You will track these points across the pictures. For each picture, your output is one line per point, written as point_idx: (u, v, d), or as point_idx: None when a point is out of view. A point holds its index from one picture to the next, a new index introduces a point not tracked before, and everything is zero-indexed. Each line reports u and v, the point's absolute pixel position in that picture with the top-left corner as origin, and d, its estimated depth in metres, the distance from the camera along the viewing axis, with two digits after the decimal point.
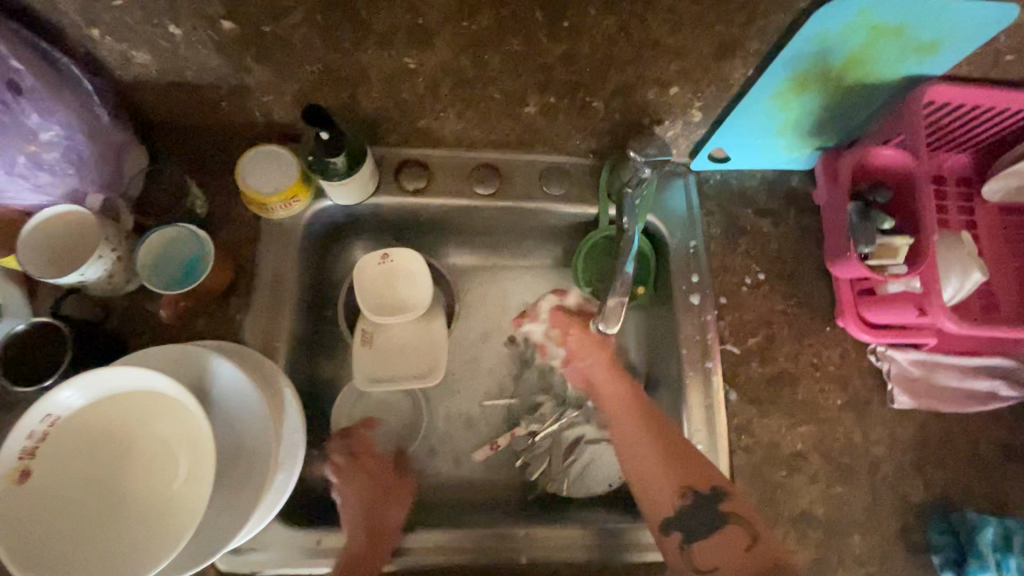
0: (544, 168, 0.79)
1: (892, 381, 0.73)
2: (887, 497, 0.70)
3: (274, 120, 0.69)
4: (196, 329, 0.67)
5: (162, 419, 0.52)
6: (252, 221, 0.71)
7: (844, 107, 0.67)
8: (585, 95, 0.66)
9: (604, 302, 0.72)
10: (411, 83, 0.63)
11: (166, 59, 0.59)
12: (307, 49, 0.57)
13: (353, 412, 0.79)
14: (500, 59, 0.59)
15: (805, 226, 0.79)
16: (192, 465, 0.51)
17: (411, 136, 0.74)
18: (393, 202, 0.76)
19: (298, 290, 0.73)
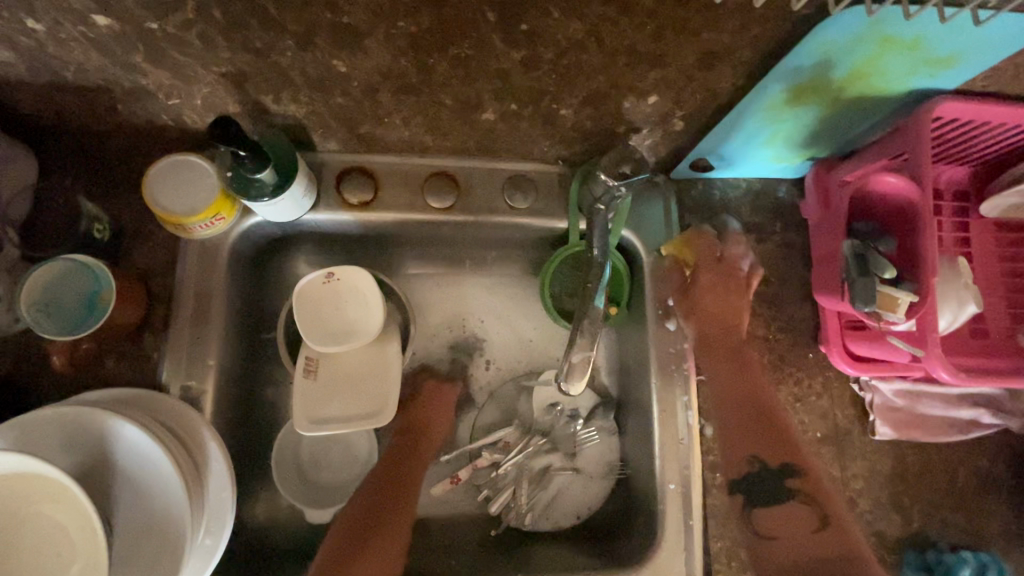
0: (508, 177, 0.70)
1: (875, 412, 0.69)
2: (862, 534, 0.67)
3: (187, 125, 0.59)
4: (105, 372, 0.58)
5: (49, 501, 0.45)
6: (168, 243, 0.62)
7: (842, 119, 0.59)
8: (551, 103, 0.57)
9: (569, 357, 0.64)
10: (345, 87, 0.53)
11: (34, 58, 0.48)
12: (209, 48, 0.47)
13: (300, 447, 0.72)
14: (448, 64, 0.50)
15: (790, 242, 0.73)
16: (86, 552, 0.44)
17: (353, 141, 0.64)
18: (335, 216, 0.67)
19: (227, 320, 0.64)
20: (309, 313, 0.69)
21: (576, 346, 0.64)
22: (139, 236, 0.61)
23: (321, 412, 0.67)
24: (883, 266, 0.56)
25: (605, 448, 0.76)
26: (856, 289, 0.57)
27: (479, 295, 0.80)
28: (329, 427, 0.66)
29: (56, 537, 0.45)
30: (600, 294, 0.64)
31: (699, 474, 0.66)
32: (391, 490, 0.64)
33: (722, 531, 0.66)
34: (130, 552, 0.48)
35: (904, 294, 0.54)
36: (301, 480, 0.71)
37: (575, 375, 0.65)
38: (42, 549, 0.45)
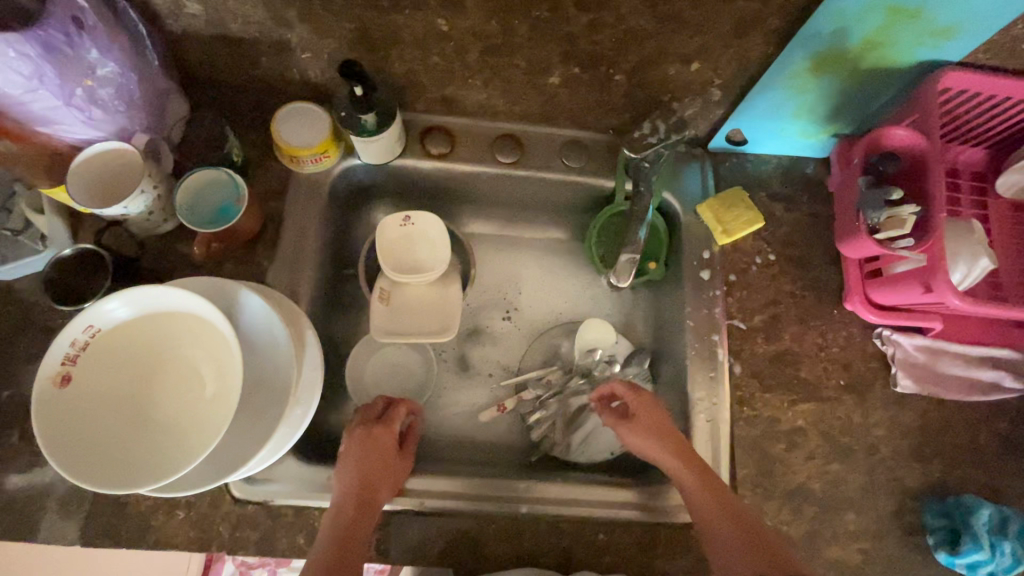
0: (564, 142, 0.81)
1: (896, 365, 0.74)
2: (883, 478, 0.71)
3: (310, 79, 0.73)
4: (223, 271, 0.70)
5: (193, 343, 0.55)
6: (282, 175, 0.75)
7: (861, 91, 0.68)
8: (608, 68, 0.68)
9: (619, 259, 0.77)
10: (442, 47, 0.66)
11: (214, 11, 0.62)
12: (347, 6, 0.61)
13: (366, 367, 0.81)
14: (528, 27, 0.62)
15: (816, 212, 0.81)
16: (218, 385, 0.54)
17: (437, 102, 0.77)
18: (417, 164, 0.79)
19: (321, 243, 0.76)
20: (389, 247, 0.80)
21: (625, 249, 0.77)
22: (260, 167, 0.74)
23: (392, 330, 0.77)
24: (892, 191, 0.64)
25: None
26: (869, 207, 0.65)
27: (529, 252, 0.90)
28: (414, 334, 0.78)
29: (196, 371, 0.55)
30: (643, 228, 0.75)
31: (726, 407, 0.72)
32: (377, 474, 0.64)
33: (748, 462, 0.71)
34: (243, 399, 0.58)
35: (908, 211, 0.62)
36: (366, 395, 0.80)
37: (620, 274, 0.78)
38: (181, 382, 0.55)
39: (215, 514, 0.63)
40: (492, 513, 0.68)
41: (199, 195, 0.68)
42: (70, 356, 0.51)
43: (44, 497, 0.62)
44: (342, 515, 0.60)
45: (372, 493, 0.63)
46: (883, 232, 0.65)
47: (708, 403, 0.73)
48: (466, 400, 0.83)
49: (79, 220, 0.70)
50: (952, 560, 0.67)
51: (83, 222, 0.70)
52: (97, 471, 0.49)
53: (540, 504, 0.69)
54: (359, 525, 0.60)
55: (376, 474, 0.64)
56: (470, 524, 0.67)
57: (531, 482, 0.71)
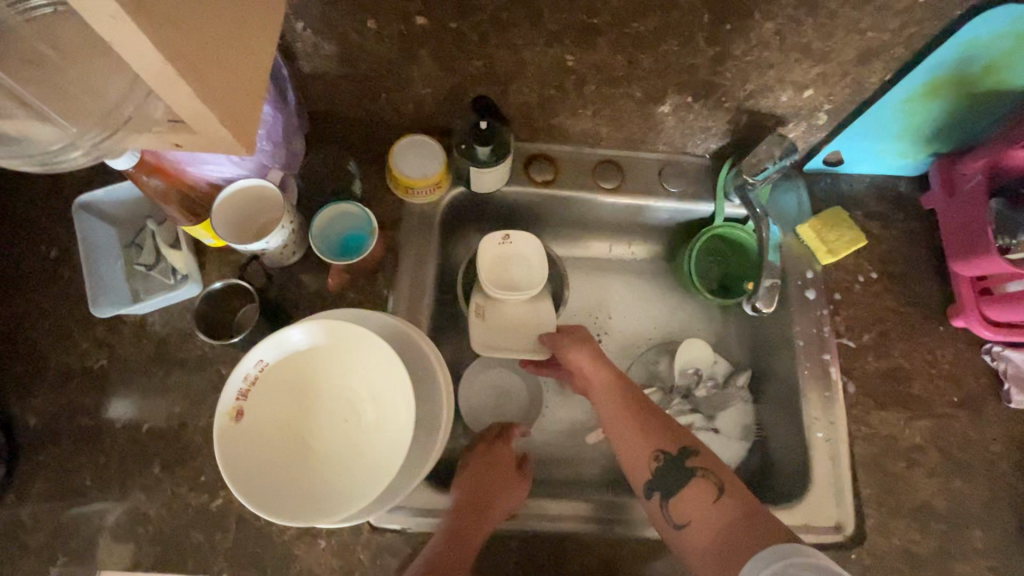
0: (661, 166, 0.83)
1: (1010, 381, 0.74)
2: (1005, 494, 0.71)
3: (425, 112, 0.75)
4: (347, 301, 0.72)
5: (353, 374, 0.56)
6: (395, 205, 0.77)
7: (970, 113, 0.70)
8: (721, 95, 0.70)
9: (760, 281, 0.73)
10: (562, 80, 0.69)
11: (351, 52, 0.65)
12: (481, 44, 0.63)
13: (473, 391, 0.83)
14: (653, 59, 0.65)
15: (914, 229, 0.82)
16: (378, 416, 0.55)
17: (542, 131, 0.79)
18: (521, 192, 0.81)
19: (434, 270, 0.77)
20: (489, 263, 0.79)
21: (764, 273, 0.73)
22: (375, 198, 0.76)
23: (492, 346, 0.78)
24: None
25: (741, 413, 0.84)
26: (1017, 228, 0.66)
27: (619, 273, 0.91)
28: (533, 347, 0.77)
29: (355, 401, 0.56)
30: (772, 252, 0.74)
31: (843, 426, 0.73)
32: (501, 478, 0.68)
33: (869, 480, 0.71)
34: None
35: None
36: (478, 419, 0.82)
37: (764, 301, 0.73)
38: (340, 412, 0.56)
39: (358, 542, 0.64)
40: (554, 539, 0.68)
41: (326, 227, 0.70)
42: (242, 391, 0.52)
43: (190, 527, 0.63)
44: (459, 516, 0.63)
45: (490, 497, 0.66)
46: (1018, 251, 0.66)
47: (825, 423, 0.73)
48: (570, 422, 0.84)
49: (205, 254, 0.72)
50: None
51: (209, 256, 0.71)
52: (279, 504, 0.50)
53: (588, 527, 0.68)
54: (476, 529, 0.62)
55: (498, 479, 0.68)
56: (536, 545, 0.67)
57: (543, 498, 0.70)
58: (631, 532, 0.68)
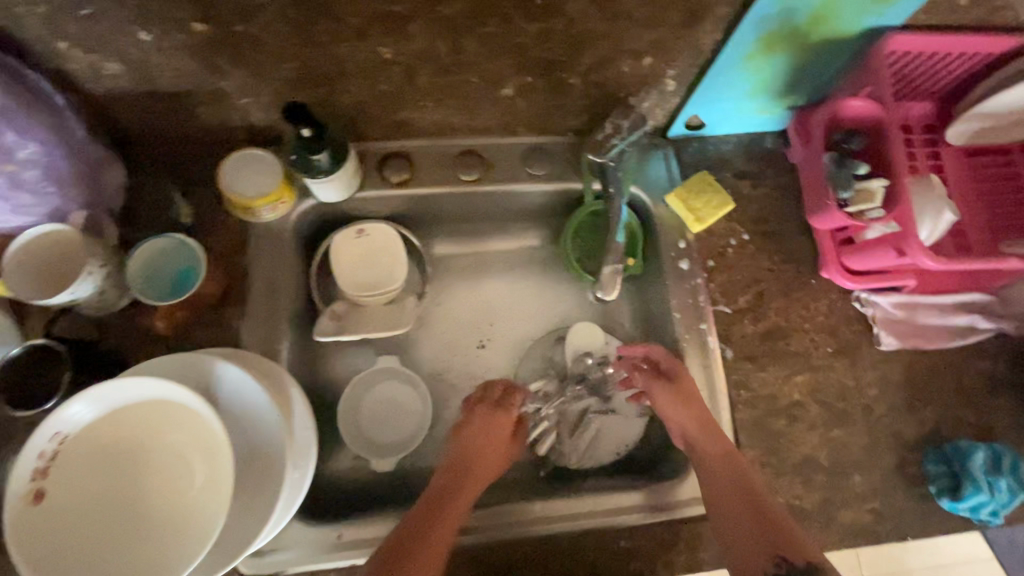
0: (526, 150, 0.79)
1: (879, 324, 0.76)
2: (883, 436, 0.73)
3: (252, 123, 0.69)
4: (193, 339, 0.66)
5: (174, 430, 0.51)
6: (239, 228, 0.71)
7: (812, 64, 0.69)
8: (563, 72, 0.66)
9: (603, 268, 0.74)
10: (389, 73, 0.63)
11: (138, 69, 0.58)
12: (283, 47, 0.57)
13: (360, 409, 0.78)
14: (476, 42, 0.60)
15: (782, 184, 0.81)
16: (205, 471, 0.51)
17: (392, 129, 0.74)
18: (379, 195, 0.76)
19: (292, 290, 0.72)
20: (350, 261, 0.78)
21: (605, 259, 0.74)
22: (213, 222, 0.70)
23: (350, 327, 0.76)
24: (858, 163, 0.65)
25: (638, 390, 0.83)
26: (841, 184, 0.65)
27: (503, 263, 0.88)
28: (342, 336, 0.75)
29: (181, 458, 0.51)
30: (620, 233, 0.74)
31: (724, 393, 0.73)
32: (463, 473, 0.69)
33: (753, 443, 0.71)
34: (240, 471, 0.55)
35: (876, 183, 0.64)
36: (363, 436, 0.77)
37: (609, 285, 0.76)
38: (167, 471, 0.52)
39: None
40: (517, 543, 0.66)
41: (149, 270, 0.64)
42: (38, 470, 0.48)
43: None
44: (409, 527, 0.61)
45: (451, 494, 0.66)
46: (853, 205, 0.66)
47: (707, 393, 0.73)
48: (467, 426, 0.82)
49: (24, 311, 0.65)
50: (956, 505, 0.69)
51: (28, 312, 0.65)
52: None
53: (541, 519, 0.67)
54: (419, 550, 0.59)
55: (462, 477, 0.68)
56: (505, 555, 0.66)
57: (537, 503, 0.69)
58: (613, 521, 0.67)
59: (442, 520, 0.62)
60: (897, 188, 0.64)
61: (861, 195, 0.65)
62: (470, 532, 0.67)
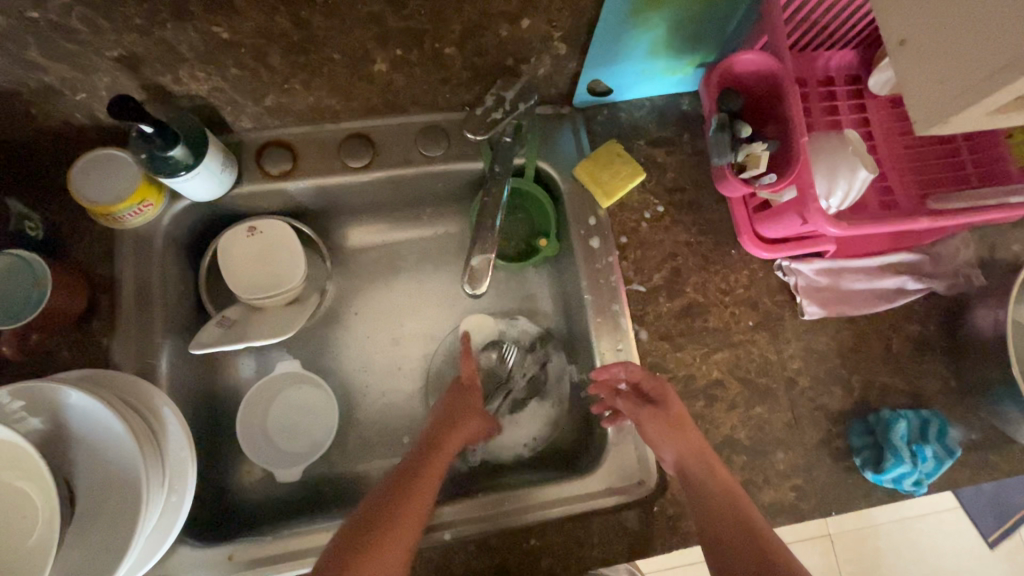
0: (420, 129, 0.73)
1: (801, 294, 0.72)
2: (806, 410, 0.69)
3: (101, 120, 0.62)
4: (59, 360, 0.62)
5: (9, 468, 0.48)
6: (103, 236, 0.65)
7: (710, 16, 0.63)
8: (435, 41, 0.60)
9: (468, 259, 0.68)
10: (234, 55, 0.57)
11: None
12: (96, 33, 0.51)
13: (266, 418, 0.75)
14: (321, 13, 0.53)
15: (700, 149, 0.76)
16: (46, 510, 0.47)
17: (265, 116, 0.68)
18: (260, 189, 0.70)
19: (169, 300, 0.67)
20: (241, 262, 0.72)
21: (477, 247, 0.69)
22: (75, 232, 0.65)
23: (236, 334, 0.68)
24: (744, 126, 0.63)
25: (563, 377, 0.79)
26: (728, 150, 0.63)
27: (414, 252, 0.82)
28: (229, 347, 0.67)
29: (19, 499, 0.47)
30: (499, 216, 0.68)
31: None
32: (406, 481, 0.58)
33: None
34: (95, 507, 0.51)
35: (759, 147, 0.61)
36: (269, 446, 0.74)
37: (475, 278, 0.68)
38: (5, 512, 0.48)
39: None
40: (513, 530, 0.64)
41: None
42: None
43: None
44: (364, 534, 0.53)
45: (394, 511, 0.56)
46: (748, 170, 0.63)
47: None
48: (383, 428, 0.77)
49: None
50: (880, 477, 0.66)
51: None
52: None
53: (463, 526, 0.65)
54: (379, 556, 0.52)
55: (404, 494, 0.57)
56: (491, 546, 0.63)
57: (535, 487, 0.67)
58: (545, 515, 0.65)
59: (398, 535, 0.54)
60: (787, 149, 0.61)
61: (750, 159, 0.63)
62: (449, 525, 0.65)
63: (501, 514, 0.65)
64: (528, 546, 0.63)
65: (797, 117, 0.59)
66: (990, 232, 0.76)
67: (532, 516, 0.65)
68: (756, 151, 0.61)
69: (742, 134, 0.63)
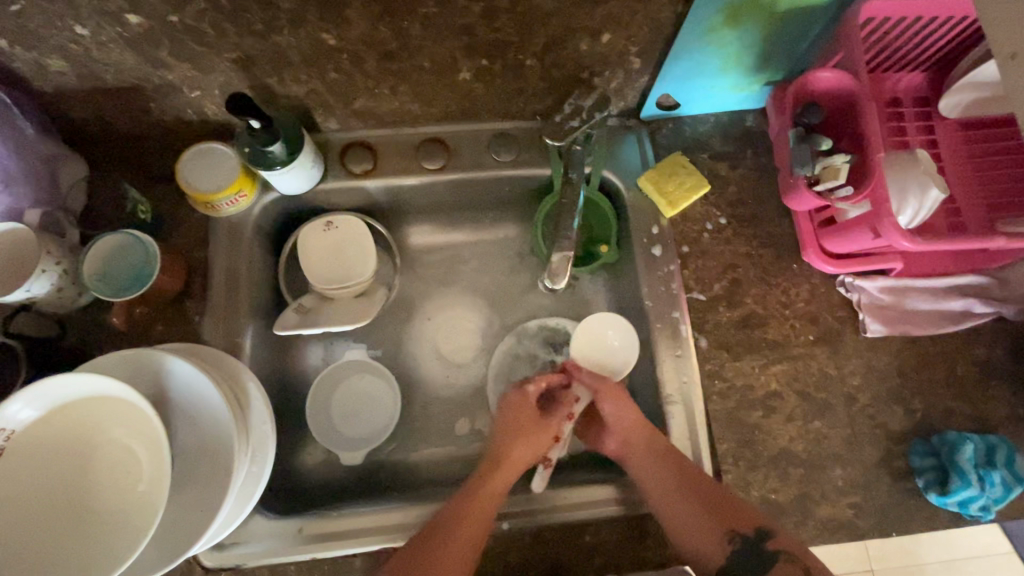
0: (492, 135, 0.77)
1: (864, 310, 0.72)
2: (866, 427, 0.69)
3: (207, 116, 0.68)
4: (155, 335, 0.67)
5: (122, 425, 0.52)
6: (200, 223, 0.71)
7: (783, 36, 0.65)
8: (518, 54, 0.64)
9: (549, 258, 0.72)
10: (337, 60, 0.62)
11: (81, 64, 0.58)
12: (220, 36, 0.56)
13: (329, 404, 0.78)
14: (420, 25, 0.58)
15: (763, 165, 0.77)
16: (151, 467, 0.51)
17: (351, 118, 0.73)
18: (342, 186, 0.75)
19: (254, 286, 0.72)
20: (319, 255, 0.77)
21: (555, 246, 0.72)
22: (175, 218, 0.70)
23: (312, 319, 0.73)
24: (821, 139, 0.63)
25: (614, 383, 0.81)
26: (804, 161, 0.64)
27: (476, 253, 0.86)
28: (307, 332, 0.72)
29: (129, 454, 0.52)
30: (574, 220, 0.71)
31: (697, 385, 0.70)
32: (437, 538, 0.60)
33: (727, 435, 0.69)
34: (189, 467, 0.55)
35: (839, 159, 0.62)
36: (331, 431, 0.77)
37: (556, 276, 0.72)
38: (116, 465, 0.53)
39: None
40: (568, 525, 0.65)
41: (107, 265, 0.65)
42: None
43: None
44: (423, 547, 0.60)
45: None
46: (825, 182, 0.64)
47: (677, 386, 0.71)
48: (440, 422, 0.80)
49: None
50: (943, 500, 0.65)
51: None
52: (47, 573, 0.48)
53: (520, 517, 0.66)
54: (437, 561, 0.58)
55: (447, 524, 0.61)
56: (547, 539, 0.65)
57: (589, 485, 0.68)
58: (599, 513, 0.66)
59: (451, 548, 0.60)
60: (864, 163, 0.62)
61: (826, 172, 0.64)
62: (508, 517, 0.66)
63: (554, 508, 0.67)
64: (585, 543, 0.65)
65: (874, 132, 0.60)
66: None
67: (590, 511, 0.66)
68: (835, 164, 0.62)
69: (818, 147, 0.64)
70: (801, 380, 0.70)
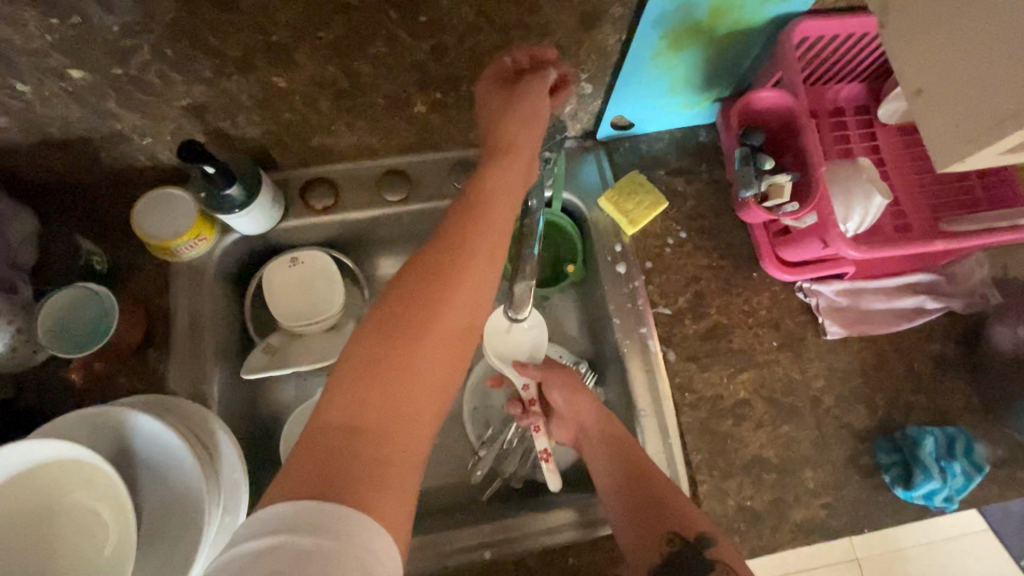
0: (452, 163, 0.78)
1: (822, 314, 0.74)
2: (832, 428, 0.71)
3: (161, 162, 0.67)
4: (117, 386, 0.66)
5: (85, 490, 0.51)
6: (159, 269, 0.70)
7: (725, 57, 0.68)
8: (471, 85, 0.65)
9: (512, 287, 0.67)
10: (289, 102, 0.62)
11: (26, 120, 0.57)
12: (167, 85, 0.56)
13: None
14: (370, 64, 0.58)
15: (718, 178, 0.79)
16: (117, 532, 0.50)
17: (309, 155, 0.73)
18: (304, 223, 0.75)
19: (219, 330, 0.71)
20: (284, 293, 0.76)
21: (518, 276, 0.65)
22: (133, 266, 0.69)
23: (281, 359, 0.72)
24: (764, 159, 0.67)
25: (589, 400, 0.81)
26: (751, 180, 0.67)
27: None
28: (276, 373, 0.71)
29: (93, 518, 0.51)
30: (537, 244, 0.65)
31: (669, 399, 0.71)
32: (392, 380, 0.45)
33: (700, 445, 0.70)
34: (159, 525, 0.54)
35: (781, 178, 0.65)
36: None
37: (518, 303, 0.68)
38: (81, 529, 0.51)
39: None
40: (551, 549, 0.66)
41: (64, 321, 0.64)
42: None
43: None
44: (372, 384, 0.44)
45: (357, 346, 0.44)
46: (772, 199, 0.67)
47: (649, 400, 0.72)
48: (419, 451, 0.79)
49: None
50: (909, 494, 0.68)
51: None
52: None
53: (502, 545, 0.66)
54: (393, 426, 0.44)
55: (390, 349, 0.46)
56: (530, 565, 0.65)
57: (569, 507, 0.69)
58: (580, 535, 0.66)
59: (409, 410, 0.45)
60: (805, 179, 0.65)
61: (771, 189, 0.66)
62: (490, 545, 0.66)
63: (536, 533, 0.67)
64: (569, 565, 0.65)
65: (813, 151, 0.63)
66: (1005, 251, 0.78)
67: (570, 533, 0.66)
68: (778, 182, 0.65)
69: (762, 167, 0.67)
70: (767, 387, 0.72)
